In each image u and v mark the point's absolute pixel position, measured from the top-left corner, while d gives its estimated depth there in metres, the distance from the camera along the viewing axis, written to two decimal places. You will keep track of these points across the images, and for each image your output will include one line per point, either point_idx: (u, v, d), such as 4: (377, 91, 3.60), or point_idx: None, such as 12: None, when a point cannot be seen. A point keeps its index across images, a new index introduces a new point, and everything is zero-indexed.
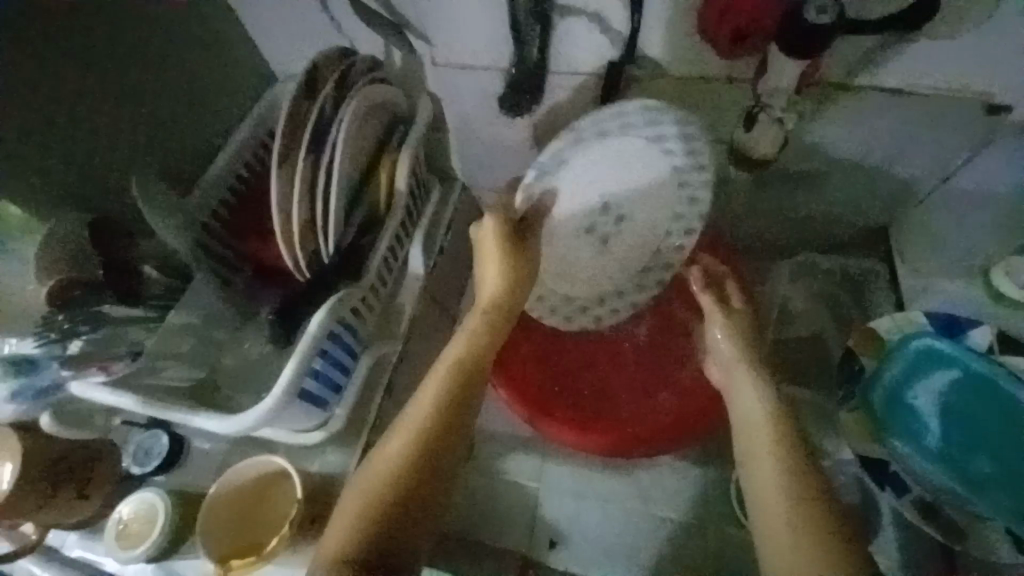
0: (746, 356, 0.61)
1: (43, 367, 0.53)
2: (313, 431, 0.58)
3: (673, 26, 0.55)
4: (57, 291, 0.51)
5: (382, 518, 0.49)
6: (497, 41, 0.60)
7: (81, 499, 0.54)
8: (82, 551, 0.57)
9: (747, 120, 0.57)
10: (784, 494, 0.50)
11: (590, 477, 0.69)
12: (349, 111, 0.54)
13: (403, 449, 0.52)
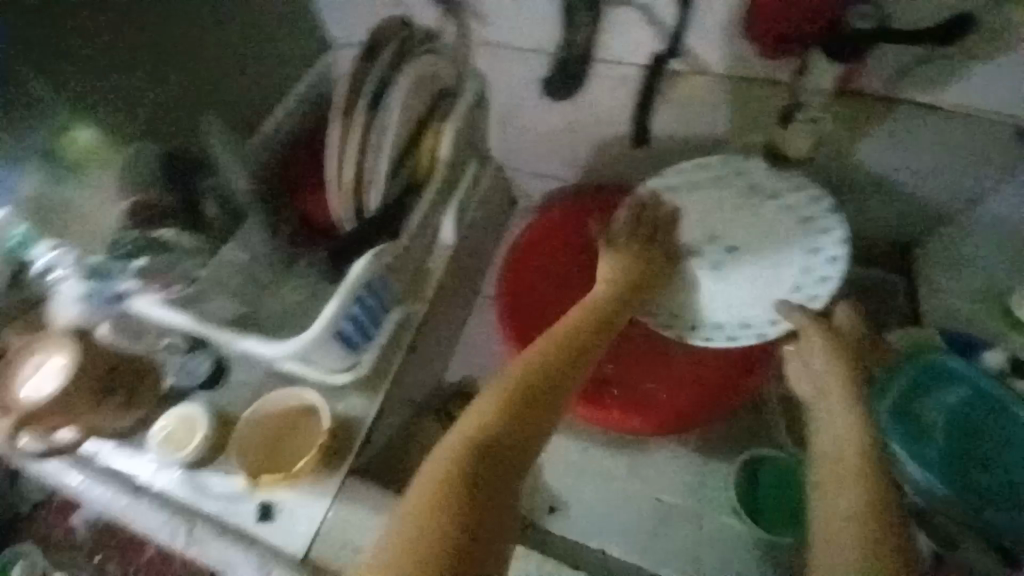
0: (843, 369, 0.55)
1: (113, 276, 0.55)
2: (342, 373, 0.63)
3: (720, 24, 0.56)
4: (134, 210, 0.54)
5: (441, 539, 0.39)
6: (548, 25, 0.63)
7: (128, 407, 0.60)
8: (122, 458, 0.63)
9: (783, 117, 0.58)
10: (851, 506, 0.45)
11: (594, 453, 0.73)
12: (405, 78, 0.58)
13: (493, 413, 0.47)
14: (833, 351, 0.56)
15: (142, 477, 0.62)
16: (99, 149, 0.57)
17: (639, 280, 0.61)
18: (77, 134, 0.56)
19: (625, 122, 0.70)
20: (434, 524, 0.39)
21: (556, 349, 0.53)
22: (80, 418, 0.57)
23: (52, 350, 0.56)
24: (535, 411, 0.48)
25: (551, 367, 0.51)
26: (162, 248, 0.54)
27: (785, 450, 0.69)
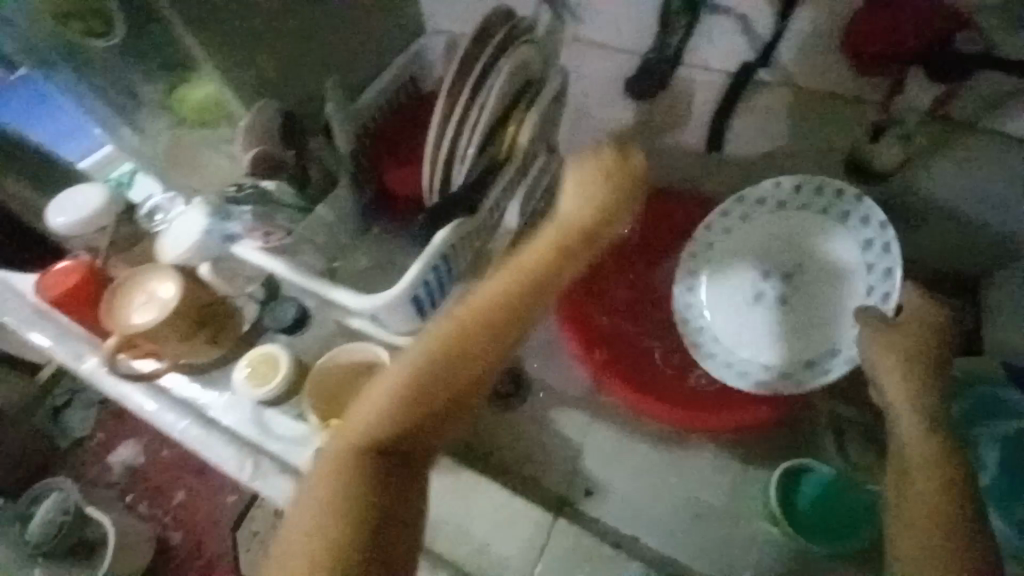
0: (921, 394, 0.57)
1: (232, 217, 0.59)
2: (406, 336, 0.65)
3: (816, 40, 0.58)
4: (257, 160, 0.59)
5: (357, 513, 0.47)
6: (643, 27, 0.65)
7: (212, 343, 0.65)
8: (195, 390, 0.67)
9: (873, 133, 0.61)
10: (937, 544, 0.49)
11: (633, 445, 0.74)
12: (508, 65, 0.61)
13: (399, 389, 0.51)
14: (905, 377, 0.57)
15: (212, 411, 0.66)
16: (213, 105, 0.62)
17: (609, 215, 0.57)
18: (195, 90, 0.61)
19: (702, 126, 0.72)
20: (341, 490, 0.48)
21: (476, 321, 0.52)
22: (171, 346, 0.62)
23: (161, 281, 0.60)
24: (451, 385, 0.51)
25: (465, 340, 0.51)
26: (270, 202, 0.59)
27: (828, 464, 0.69)
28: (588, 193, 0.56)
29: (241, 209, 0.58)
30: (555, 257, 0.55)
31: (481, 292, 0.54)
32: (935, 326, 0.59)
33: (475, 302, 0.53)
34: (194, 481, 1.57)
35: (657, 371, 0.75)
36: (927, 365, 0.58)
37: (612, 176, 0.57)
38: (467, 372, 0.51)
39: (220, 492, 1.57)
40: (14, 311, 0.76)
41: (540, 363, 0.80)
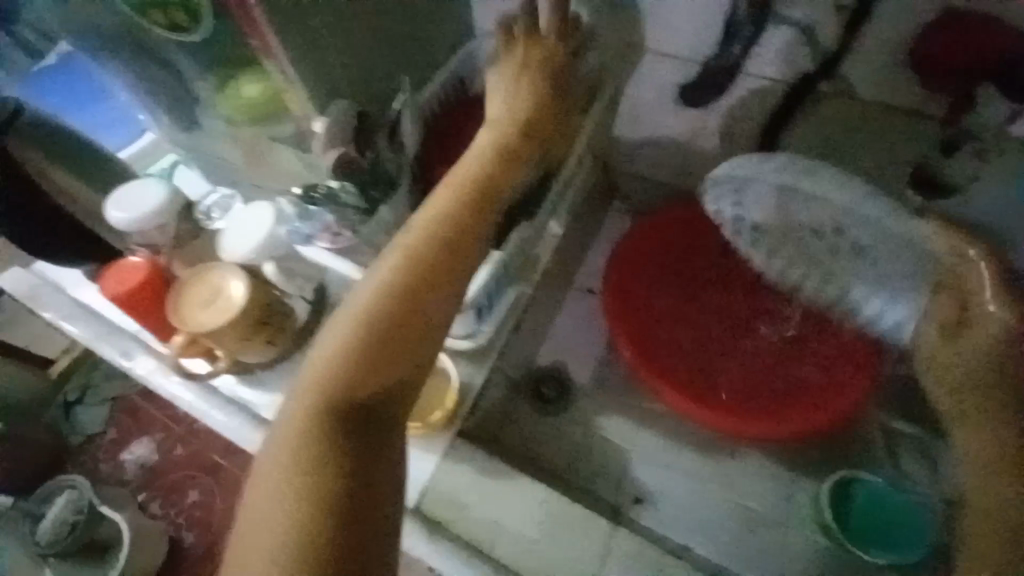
0: (993, 421, 0.59)
1: (312, 218, 0.61)
2: (464, 340, 0.67)
3: (882, 53, 0.59)
4: (341, 161, 0.58)
5: (332, 465, 0.46)
6: (704, 36, 0.66)
7: (269, 344, 0.63)
8: (248, 393, 0.66)
9: (945, 147, 0.58)
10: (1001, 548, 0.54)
11: (680, 453, 0.74)
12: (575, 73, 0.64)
13: (348, 344, 0.51)
14: (974, 414, 0.61)
15: (267, 413, 0.66)
16: (272, 97, 0.63)
17: (512, 140, 0.61)
18: (242, 87, 0.63)
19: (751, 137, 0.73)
20: (314, 452, 0.47)
21: (409, 263, 0.55)
22: (229, 346, 0.60)
23: (230, 277, 0.59)
24: (400, 327, 0.53)
25: (406, 283, 0.53)
26: (336, 202, 0.59)
27: (879, 475, 0.70)
28: (503, 125, 0.61)
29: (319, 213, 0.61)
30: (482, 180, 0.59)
31: (416, 230, 0.57)
32: (1011, 323, 0.57)
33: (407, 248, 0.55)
34: (210, 479, 1.56)
35: (716, 378, 0.74)
36: (987, 381, 0.59)
37: (509, 100, 0.62)
38: (410, 312, 0.53)
39: (235, 491, 1.56)
40: (57, 305, 0.76)
41: (584, 368, 0.80)
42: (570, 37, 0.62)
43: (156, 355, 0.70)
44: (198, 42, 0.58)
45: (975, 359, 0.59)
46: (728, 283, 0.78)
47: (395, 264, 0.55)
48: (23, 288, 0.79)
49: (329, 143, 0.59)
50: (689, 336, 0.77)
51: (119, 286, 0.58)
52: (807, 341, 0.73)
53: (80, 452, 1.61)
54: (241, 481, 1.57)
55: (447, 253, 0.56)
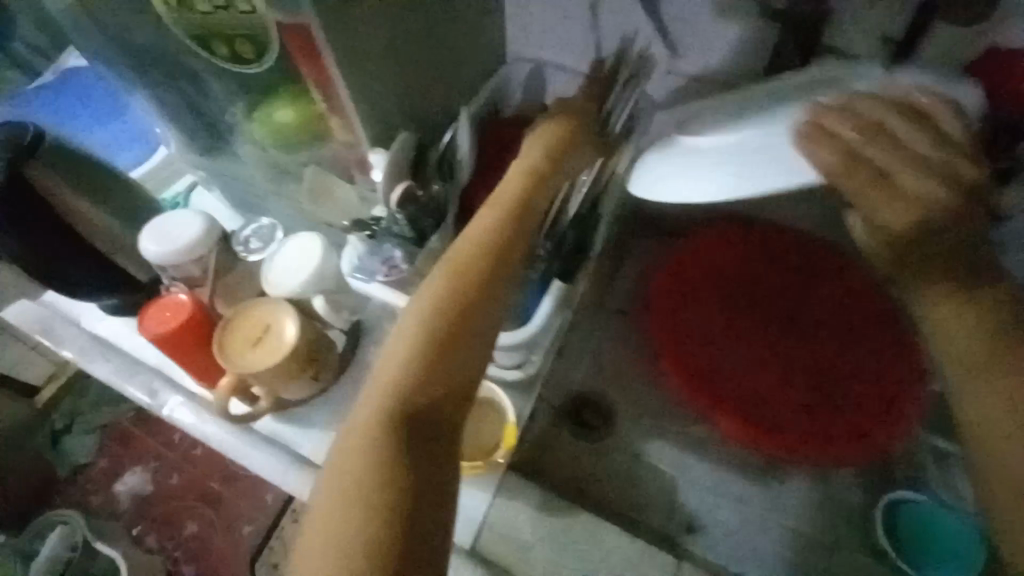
0: (946, 289, 0.56)
1: (380, 249, 0.58)
2: (513, 369, 0.66)
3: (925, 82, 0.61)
4: (405, 195, 0.56)
5: (388, 496, 0.46)
6: (748, 63, 0.67)
7: (314, 379, 0.62)
8: (291, 433, 0.64)
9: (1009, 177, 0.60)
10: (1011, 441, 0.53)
11: (727, 476, 0.73)
12: (625, 105, 0.67)
13: (401, 370, 0.51)
14: (953, 291, 0.56)
15: (307, 451, 0.63)
16: (312, 120, 0.61)
17: (558, 159, 0.61)
18: (274, 112, 0.60)
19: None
20: (366, 480, 0.47)
21: (457, 287, 0.54)
22: (278, 384, 0.59)
23: (279, 316, 0.57)
24: (452, 353, 0.52)
25: (457, 307, 0.53)
26: (394, 236, 0.57)
27: (925, 493, 0.71)
28: (533, 156, 0.61)
29: (386, 247, 0.58)
30: (513, 209, 0.58)
31: (464, 247, 0.56)
32: (931, 185, 0.50)
33: (456, 268, 0.55)
34: (208, 510, 1.43)
35: (756, 396, 0.74)
36: (955, 249, 0.54)
37: (562, 125, 0.62)
38: (463, 338, 0.53)
39: (235, 522, 1.42)
40: (74, 341, 0.72)
41: (625, 394, 0.78)
42: (612, 76, 0.66)
43: (187, 392, 0.67)
44: (259, 71, 0.55)
45: (946, 224, 0.51)
46: (768, 300, 0.78)
47: (441, 285, 0.54)
48: (35, 323, 0.74)
49: (390, 173, 0.57)
50: (733, 355, 0.76)
51: (160, 326, 0.56)
52: (849, 356, 0.74)
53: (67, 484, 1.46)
54: (240, 510, 1.43)
55: (498, 276, 0.55)
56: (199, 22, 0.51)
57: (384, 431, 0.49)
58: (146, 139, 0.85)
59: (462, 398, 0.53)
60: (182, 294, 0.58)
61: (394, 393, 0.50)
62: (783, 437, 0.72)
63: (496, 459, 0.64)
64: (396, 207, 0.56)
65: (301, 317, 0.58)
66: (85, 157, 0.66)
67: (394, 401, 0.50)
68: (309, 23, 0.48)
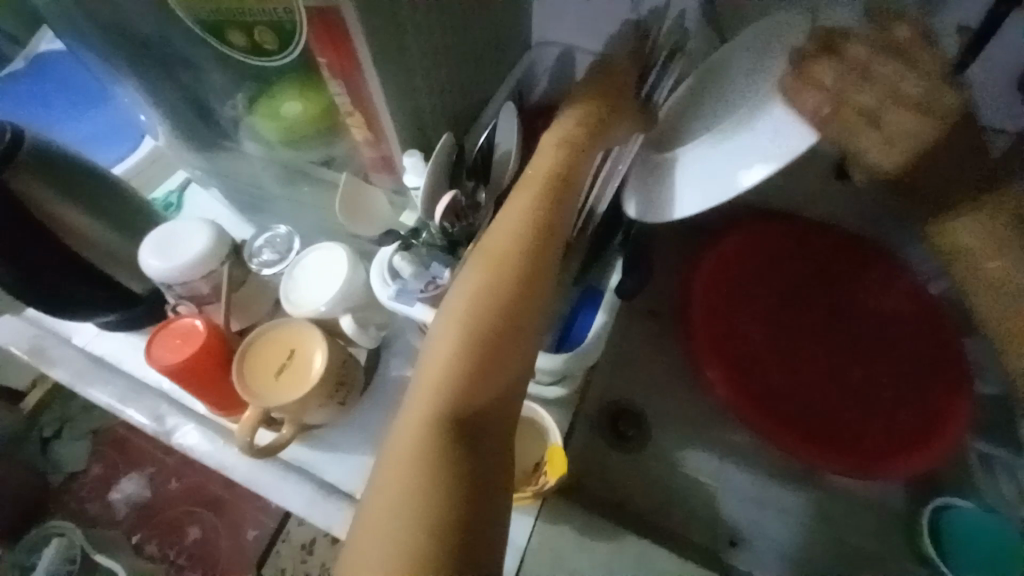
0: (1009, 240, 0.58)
1: (423, 266, 0.52)
2: (555, 386, 0.63)
3: (996, 76, 0.58)
4: (452, 208, 0.52)
5: (448, 516, 0.40)
6: None
7: (342, 405, 0.58)
8: (314, 459, 0.59)
9: None
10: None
11: (771, 488, 0.69)
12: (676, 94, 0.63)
13: (446, 375, 0.45)
14: (982, 212, 0.59)
15: (331, 477, 0.59)
16: (326, 113, 0.54)
17: (594, 134, 0.55)
18: (283, 105, 0.53)
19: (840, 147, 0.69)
20: (417, 500, 0.40)
21: (502, 278, 0.48)
22: (303, 413, 0.54)
23: (308, 343, 0.54)
24: (501, 352, 0.46)
25: (503, 300, 0.47)
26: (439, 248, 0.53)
27: (973, 500, 0.66)
28: (567, 126, 0.56)
29: (425, 266, 0.53)
30: (552, 185, 0.52)
31: (502, 235, 0.50)
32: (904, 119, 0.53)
33: (499, 257, 0.49)
34: (211, 515, 1.32)
35: (801, 392, 0.70)
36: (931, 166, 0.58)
37: (600, 99, 0.56)
38: (512, 334, 0.47)
39: (240, 525, 1.32)
40: (69, 362, 0.67)
41: (662, 402, 0.74)
42: (661, 66, 0.61)
43: (197, 416, 0.62)
44: (279, 64, 0.49)
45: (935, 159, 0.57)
46: (809, 292, 0.75)
47: (481, 279, 0.48)
48: (22, 343, 0.68)
49: (433, 184, 0.51)
50: (772, 350, 0.73)
51: (172, 355, 0.53)
52: (895, 348, 0.71)
53: (62, 494, 1.34)
54: (246, 513, 1.33)
55: (543, 264, 0.50)
56: (208, 7, 0.44)
57: (434, 444, 0.43)
58: (127, 129, 0.78)
59: (514, 397, 0.47)
60: (196, 320, 0.54)
61: (440, 399, 0.44)
62: (833, 435, 0.68)
63: (542, 488, 0.59)
64: (443, 222, 0.51)
65: (328, 342, 0.54)
66: (66, 158, 0.58)
67: (441, 408, 0.44)
68: (341, 8, 0.42)
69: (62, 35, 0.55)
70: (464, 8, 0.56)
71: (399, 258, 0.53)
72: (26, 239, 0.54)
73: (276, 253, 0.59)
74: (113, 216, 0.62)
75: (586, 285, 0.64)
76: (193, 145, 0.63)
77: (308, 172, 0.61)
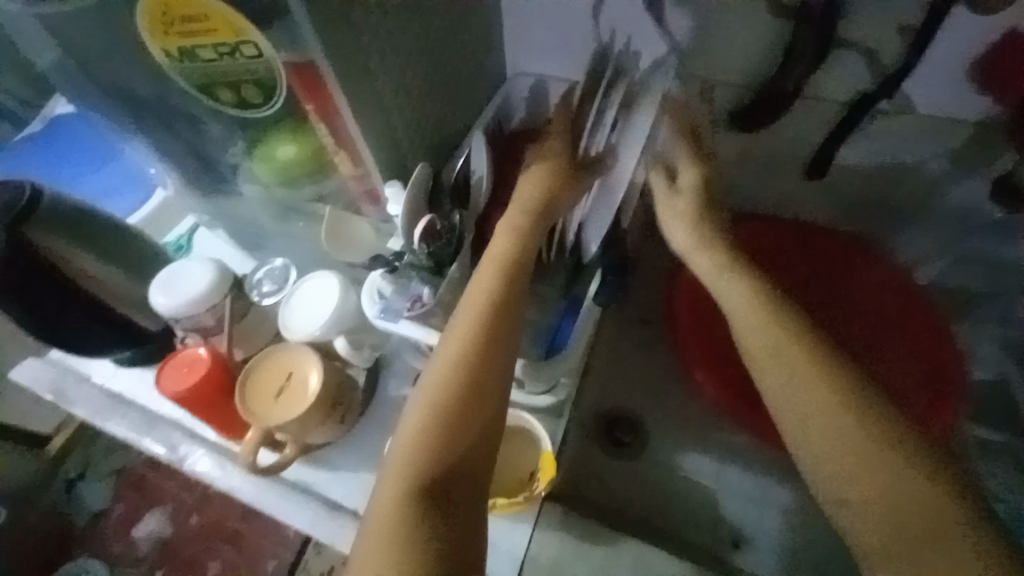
0: (749, 287, 0.58)
1: (408, 284, 0.57)
2: (546, 395, 0.66)
3: (944, 69, 0.61)
4: (428, 232, 0.56)
5: (418, 560, 0.44)
6: (756, 59, 0.66)
7: (339, 423, 0.61)
8: (318, 477, 0.62)
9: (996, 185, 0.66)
10: (849, 463, 0.49)
11: (769, 486, 0.69)
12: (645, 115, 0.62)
13: (425, 429, 0.49)
14: (714, 252, 0.61)
15: (334, 493, 0.61)
16: (311, 156, 0.58)
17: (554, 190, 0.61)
18: (275, 150, 0.58)
19: (813, 144, 0.71)
20: (394, 545, 0.44)
21: (474, 336, 0.53)
22: (302, 432, 0.57)
23: (305, 365, 0.57)
24: (475, 404, 0.50)
25: (472, 356, 0.52)
26: (420, 268, 0.57)
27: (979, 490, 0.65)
28: (528, 184, 0.61)
29: (409, 285, 0.57)
30: (518, 245, 0.57)
31: (473, 294, 0.55)
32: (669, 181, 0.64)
33: (471, 316, 0.54)
34: (231, 547, 1.34)
35: None
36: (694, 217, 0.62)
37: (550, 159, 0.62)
38: (484, 387, 0.51)
39: (259, 556, 1.33)
40: (88, 399, 0.71)
41: (655, 407, 0.75)
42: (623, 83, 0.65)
43: (207, 443, 0.65)
44: (268, 115, 0.54)
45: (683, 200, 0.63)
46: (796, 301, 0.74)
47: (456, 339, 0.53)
48: (45, 385, 0.72)
49: (410, 212, 0.56)
50: None
51: (180, 383, 0.57)
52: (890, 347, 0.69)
53: (87, 535, 1.37)
54: (264, 545, 1.34)
55: (511, 316, 0.54)
56: (202, 71, 0.50)
57: (412, 495, 0.47)
58: (138, 179, 0.83)
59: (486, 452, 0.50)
60: (201, 350, 0.58)
61: (420, 453, 0.49)
62: None
63: (535, 494, 0.60)
64: (423, 245, 0.55)
65: (323, 363, 0.57)
66: (80, 213, 0.63)
67: (418, 462, 0.48)
68: (316, 61, 0.47)
69: (73, 100, 0.62)
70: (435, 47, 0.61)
71: (386, 279, 0.57)
72: (44, 287, 0.58)
73: (274, 284, 0.67)
74: (126, 260, 0.67)
75: (570, 297, 0.67)
76: (197, 190, 0.68)
77: (302, 208, 0.66)
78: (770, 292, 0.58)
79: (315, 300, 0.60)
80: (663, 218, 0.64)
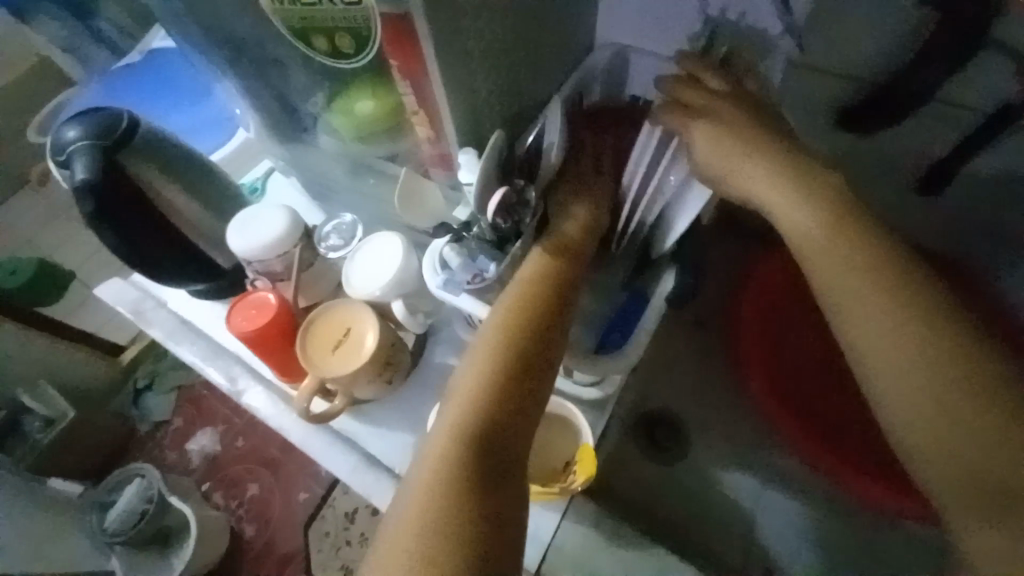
0: (844, 237, 0.51)
1: (472, 258, 0.56)
2: (592, 387, 0.65)
3: None
4: (503, 210, 0.54)
5: (472, 504, 0.45)
6: (887, 52, 0.58)
7: (387, 383, 0.62)
8: (361, 431, 0.64)
9: None
10: (935, 431, 0.47)
11: (816, 517, 0.66)
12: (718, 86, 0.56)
13: (483, 385, 0.51)
14: (809, 200, 0.52)
15: (374, 450, 0.63)
16: (389, 112, 0.59)
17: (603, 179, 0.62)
18: (355, 103, 0.59)
19: (935, 154, 0.65)
20: (449, 493, 0.46)
21: (534, 299, 0.53)
22: (353, 386, 0.59)
23: (363, 325, 0.59)
24: (536, 363, 0.52)
25: (533, 314, 0.53)
26: (486, 242, 0.55)
27: None
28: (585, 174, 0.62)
29: (474, 261, 0.56)
30: (576, 229, 0.59)
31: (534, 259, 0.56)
32: (721, 134, 0.55)
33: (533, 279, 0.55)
34: (269, 475, 1.44)
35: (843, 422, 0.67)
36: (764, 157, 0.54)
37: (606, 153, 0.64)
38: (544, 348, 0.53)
39: (293, 488, 1.43)
40: (163, 323, 0.76)
41: (704, 416, 0.72)
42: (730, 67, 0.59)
43: (264, 381, 0.69)
44: (356, 66, 0.54)
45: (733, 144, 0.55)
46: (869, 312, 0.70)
47: (513, 301, 0.54)
48: (125, 304, 0.78)
49: (484, 188, 0.54)
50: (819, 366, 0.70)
51: (247, 323, 0.59)
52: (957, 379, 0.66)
53: (146, 441, 1.51)
54: (298, 479, 1.43)
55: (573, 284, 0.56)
56: (300, 16, 0.49)
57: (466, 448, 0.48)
58: (222, 119, 0.87)
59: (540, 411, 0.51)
60: (269, 294, 0.61)
61: (476, 407, 0.50)
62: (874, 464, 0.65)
63: (570, 486, 0.59)
64: (499, 223, 0.54)
65: (378, 324, 0.58)
66: (168, 146, 0.66)
67: (473, 414, 0.49)
68: (412, 14, 0.46)
69: (176, 38, 0.64)
70: (530, 12, 0.58)
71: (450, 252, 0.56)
72: (132, 215, 0.62)
73: (342, 239, 0.65)
74: (208, 197, 0.70)
75: (633, 289, 0.64)
76: (278, 136, 0.70)
77: (374, 166, 0.66)
78: (869, 241, 0.51)
79: (376, 261, 0.61)
80: (725, 164, 0.55)
